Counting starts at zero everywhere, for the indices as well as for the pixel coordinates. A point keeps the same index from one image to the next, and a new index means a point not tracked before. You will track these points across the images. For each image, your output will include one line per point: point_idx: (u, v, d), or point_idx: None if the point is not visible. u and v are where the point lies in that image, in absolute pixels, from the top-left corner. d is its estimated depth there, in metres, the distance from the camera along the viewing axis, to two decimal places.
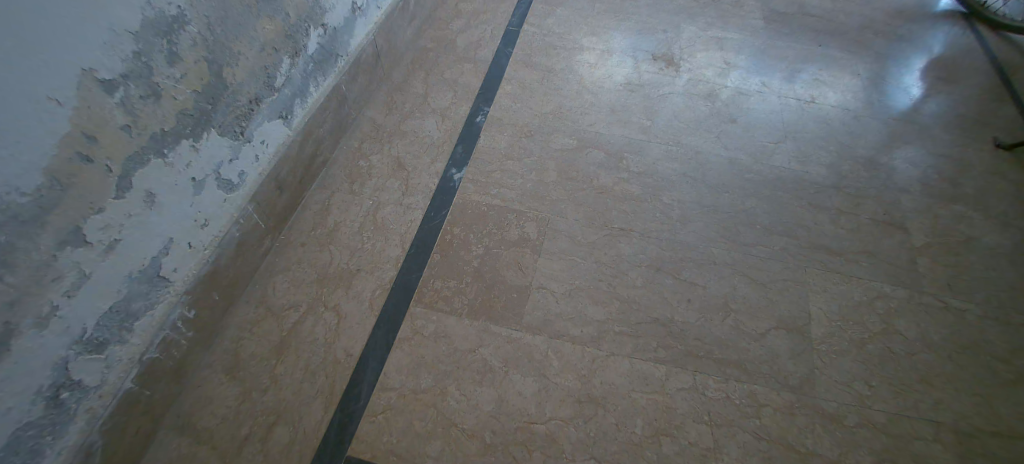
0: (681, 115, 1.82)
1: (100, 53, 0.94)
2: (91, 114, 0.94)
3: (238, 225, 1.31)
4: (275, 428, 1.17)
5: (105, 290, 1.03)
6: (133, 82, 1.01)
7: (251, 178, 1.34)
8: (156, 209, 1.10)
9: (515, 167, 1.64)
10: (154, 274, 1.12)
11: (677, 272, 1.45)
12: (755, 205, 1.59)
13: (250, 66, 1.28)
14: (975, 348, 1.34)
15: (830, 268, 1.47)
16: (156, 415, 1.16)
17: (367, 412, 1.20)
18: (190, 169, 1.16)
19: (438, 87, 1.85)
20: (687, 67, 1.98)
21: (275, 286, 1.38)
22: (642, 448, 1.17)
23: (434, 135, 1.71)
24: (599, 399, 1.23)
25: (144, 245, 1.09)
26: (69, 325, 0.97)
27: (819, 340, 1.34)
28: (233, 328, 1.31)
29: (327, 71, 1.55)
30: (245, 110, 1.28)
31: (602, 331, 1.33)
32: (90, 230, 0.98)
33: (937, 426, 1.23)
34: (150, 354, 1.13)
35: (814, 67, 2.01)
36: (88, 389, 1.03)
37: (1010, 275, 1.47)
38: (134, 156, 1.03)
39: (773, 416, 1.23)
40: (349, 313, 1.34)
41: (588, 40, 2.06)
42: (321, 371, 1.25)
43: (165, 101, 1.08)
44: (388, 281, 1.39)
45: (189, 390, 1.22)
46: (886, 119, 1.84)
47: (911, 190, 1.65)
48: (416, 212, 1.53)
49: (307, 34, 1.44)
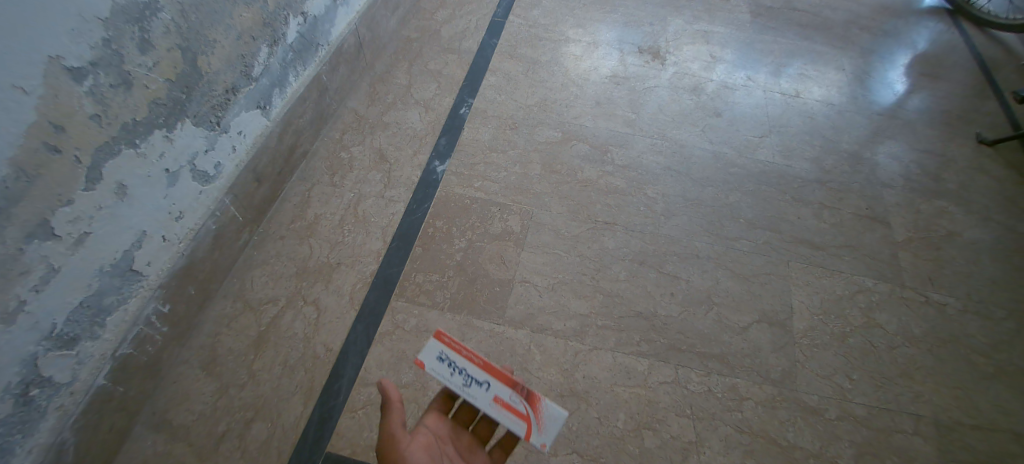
0: (667, 109, 1.81)
1: (68, 41, 0.91)
2: (58, 103, 0.91)
3: (214, 218, 1.28)
4: (252, 424, 1.16)
5: (75, 285, 1.00)
6: (102, 70, 0.98)
7: (228, 170, 1.31)
8: (127, 202, 1.07)
9: (499, 160, 1.62)
10: (126, 268, 1.10)
11: (660, 266, 1.44)
12: (739, 199, 1.59)
13: (227, 55, 1.25)
14: (955, 342, 1.36)
15: (813, 262, 1.48)
16: (130, 411, 1.14)
17: (347, 407, 1.18)
18: (163, 160, 1.13)
19: (422, 78, 1.83)
20: (673, 60, 1.98)
21: (253, 280, 1.35)
22: (625, 441, 1.17)
23: (417, 127, 1.69)
24: (582, 393, 1.23)
25: (116, 238, 1.06)
26: (37, 320, 0.95)
27: (801, 334, 1.35)
28: (210, 323, 1.28)
29: (307, 61, 1.53)
30: (221, 100, 1.25)
31: (585, 325, 1.32)
32: (58, 223, 0.95)
33: (917, 419, 1.24)
34: (123, 350, 1.10)
35: (800, 61, 2.02)
36: (59, 385, 1.00)
37: (990, 269, 1.48)
38: (104, 147, 1.00)
39: (755, 409, 1.23)
40: (328, 307, 1.32)
41: (574, 31, 2.04)
42: (300, 366, 1.23)
43: (137, 90, 1.05)
44: (369, 275, 1.37)
45: (164, 386, 1.19)
46: (869, 114, 1.85)
47: (893, 185, 1.66)
48: (398, 205, 1.51)
49: (286, 22, 1.41)
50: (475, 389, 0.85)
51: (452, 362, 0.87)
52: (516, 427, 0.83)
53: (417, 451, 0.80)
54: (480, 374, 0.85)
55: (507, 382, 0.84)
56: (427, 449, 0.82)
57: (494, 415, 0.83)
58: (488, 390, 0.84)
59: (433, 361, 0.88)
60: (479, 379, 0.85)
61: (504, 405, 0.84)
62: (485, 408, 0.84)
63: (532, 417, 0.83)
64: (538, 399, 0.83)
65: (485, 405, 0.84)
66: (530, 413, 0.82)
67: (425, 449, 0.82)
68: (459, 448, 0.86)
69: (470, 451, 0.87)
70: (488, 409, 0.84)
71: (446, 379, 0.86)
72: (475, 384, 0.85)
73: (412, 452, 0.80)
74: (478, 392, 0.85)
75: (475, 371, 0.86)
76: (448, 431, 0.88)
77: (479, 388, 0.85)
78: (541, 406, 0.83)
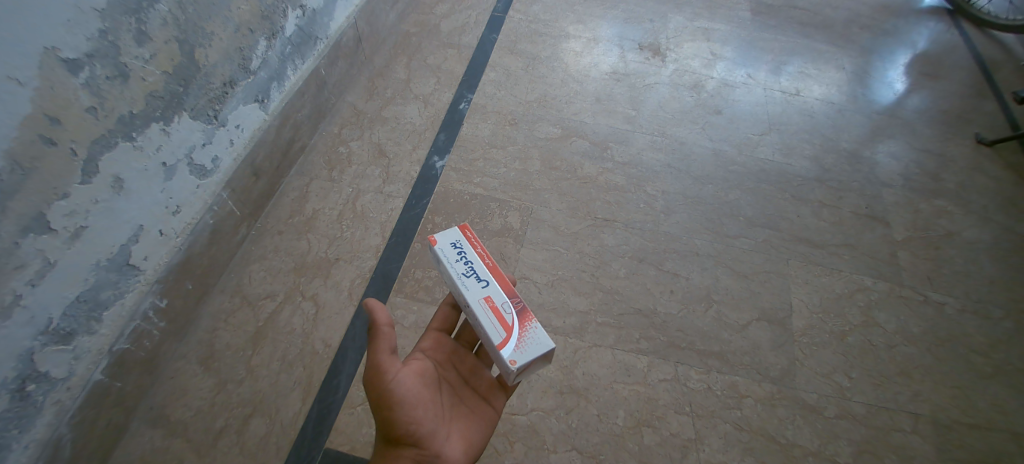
0: (667, 106, 1.81)
1: (63, 32, 0.90)
2: (53, 95, 0.90)
3: (212, 212, 1.27)
4: (250, 420, 1.15)
5: (71, 279, 0.99)
6: (99, 62, 0.97)
7: (226, 164, 1.30)
8: (124, 195, 1.06)
9: (498, 156, 1.61)
10: (123, 262, 1.09)
11: (659, 263, 1.44)
12: (738, 197, 1.59)
13: (225, 47, 1.24)
14: (954, 341, 1.36)
15: (812, 260, 1.48)
16: (127, 407, 1.13)
17: (345, 403, 1.18)
18: (160, 154, 1.12)
19: (421, 73, 1.81)
20: (674, 57, 1.97)
21: (251, 275, 1.34)
22: (624, 439, 1.18)
23: (416, 122, 1.68)
24: (582, 390, 1.22)
25: (113, 232, 1.05)
26: (34, 314, 0.94)
27: (800, 332, 1.35)
28: (208, 318, 1.27)
29: (305, 55, 1.51)
30: (219, 93, 1.24)
31: (584, 322, 1.32)
32: (55, 216, 0.94)
33: (916, 418, 1.25)
34: (121, 345, 1.10)
35: (800, 59, 2.01)
36: (55, 380, 1.00)
37: (989, 268, 1.49)
38: (100, 139, 0.99)
39: (754, 407, 1.23)
40: (327, 302, 1.31)
41: (574, 27, 2.03)
42: (298, 362, 1.23)
43: (134, 82, 1.04)
44: (368, 271, 1.37)
45: (162, 381, 1.18)
46: (869, 112, 1.85)
47: (892, 184, 1.66)
48: (397, 201, 1.50)
49: (284, 15, 1.40)
50: (473, 281, 0.95)
51: (465, 254, 0.99)
52: (496, 328, 0.90)
53: (410, 376, 0.85)
54: (485, 274, 0.97)
55: (507, 292, 0.95)
56: (422, 376, 0.88)
57: (481, 310, 0.92)
58: (486, 288, 0.95)
59: (446, 245, 1.00)
60: (482, 277, 0.96)
61: (494, 308, 0.93)
62: (474, 301, 0.93)
63: (514, 331, 0.91)
64: (529, 320, 0.93)
65: (475, 300, 0.93)
66: (516, 325, 0.91)
67: (419, 375, 0.87)
68: (460, 371, 0.96)
69: (474, 373, 0.97)
70: (476, 302, 0.93)
71: (451, 264, 0.98)
72: (476, 278, 0.96)
73: (403, 376, 0.84)
74: (475, 287, 0.95)
75: (482, 271, 0.97)
76: (447, 356, 0.97)
77: (478, 284, 0.95)
78: (527, 326, 0.92)
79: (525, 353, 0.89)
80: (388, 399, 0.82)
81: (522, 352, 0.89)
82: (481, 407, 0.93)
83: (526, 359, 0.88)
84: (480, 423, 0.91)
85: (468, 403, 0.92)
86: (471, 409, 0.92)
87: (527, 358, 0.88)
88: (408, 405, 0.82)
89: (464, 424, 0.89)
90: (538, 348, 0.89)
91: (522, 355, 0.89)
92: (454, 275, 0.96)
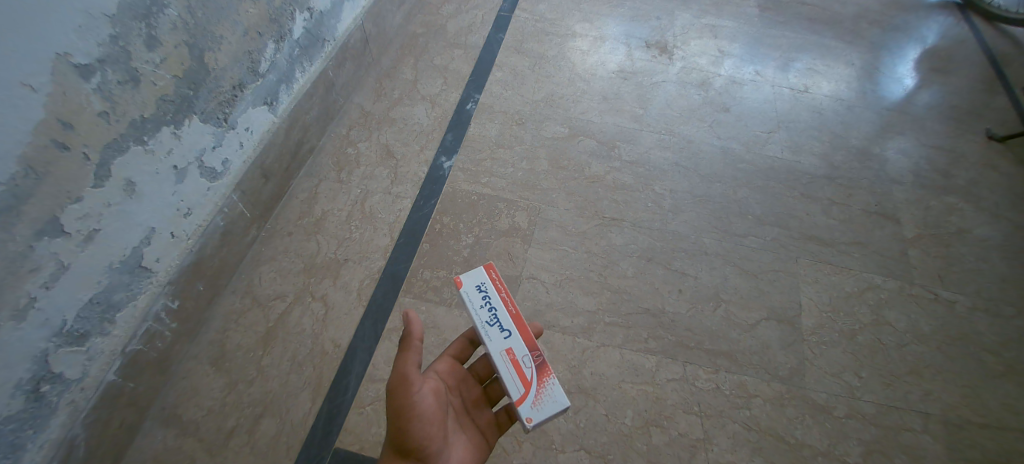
0: (675, 104, 1.80)
1: (75, 38, 0.91)
2: (66, 100, 0.91)
3: (222, 214, 1.28)
4: (261, 420, 1.16)
5: (85, 281, 1.01)
6: (110, 67, 0.97)
7: (236, 167, 1.31)
8: (136, 198, 1.07)
9: (505, 156, 1.61)
10: (135, 265, 1.10)
11: (668, 262, 1.43)
12: (747, 195, 1.58)
13: (233, 50, 1.24)
14: (965, 340, 1.35)
15: (821, 258, 1.47)
16: (140, 407, 1.15)
17: (355, 404, 1.19)
18: (171, 157, 1.13)
19: (428, 73, 1.81)
20: (681, 55, 1.96)
21: (261, 276, 1.35)
22: (632, 439, 1.18)
23: (423, 123, 1.68)
24: (590, 390, 1.23)
25: (125, 234, 1.07)
26: (48, 317, 0.96)
27: (809, 331, 1.35)
28: (219, 319, 1.29)
29: (313, 56, 1.52)
30: (228, 96, 1.25)
31: (592, 322, 1.32)
32: (68, 220, 0.96)
33: (926, 417, 1.24)
34: (133, 346, 1.11)
35: (809, 56, 1.99)
36: (70, 381, 1.02)
37: (1001, 266, 1.48)
38: (112, 144, 1.00)
39: (763, 407, 1.23)
40: (336, 304, 1.32)
41: (581, 26, 2.02)
42: (308, 362, 1.24)
43: (144, 86, 1.05)
44: (376, 272, 1.37)
45: (174, 381, 1.20)
46: (879, 109, 1.83)
47: (903, 181, 1.65)
48: (404, 201, 1.50)
49: (293, 17, 1.41)
50: (495, 332, 0.96)
51: (489, 299, 0.99)
52: (515, 384, 0.92)
53: (429, 394, 0.86)
54: (507, 324, 0.97)
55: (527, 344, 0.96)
56: (438, 396, 0.88)
57: (501, 364, 0.93)
58: (507, 339, 0.95)
59: (471, 289, 1.00)
60: (504, 327, 0.96)
61: (514, 361, 0.94)
62: (495, 354, 0.94)
63: (532, 386, 0.93)
64: (547, 373, 0.94)
65: (497, 353, 0.94)
66: (534, 380, 0.92)
67: (435, 395, 0.88)
68: (465, 400, 0.97)
69: (476, 405, 0.98)
70: (497, 354, 0.94)
71: (475, 311, 0.98)
72: (499, 328, 0.96)
73: (425, 393, 0.85)
74: (497, 337, 0.95)
75: (505, 320, 0.97)
76: (457, 382, 0.97)
77: (500, 334, 0.96)
78: (546, 381, 0.94)
79: (541, 410, 0.91)
80: (408, 411, 0.82)
81: (538, 409, 0.91)
82: (478, 439, 0.94)
83: (541, 417, 0.90)
84: (477, 453, 0.92)
85: (468, 433, 0.93)
86: (470, 438, 0.92)
87: (542, 416, 0.90)
88: (424, 420, 0.83)
89: (463, 451, 0.89)
90: (556, 410, 0.91)
91: (539, 412, 0.91)
92: (478, 324, 0.96)
